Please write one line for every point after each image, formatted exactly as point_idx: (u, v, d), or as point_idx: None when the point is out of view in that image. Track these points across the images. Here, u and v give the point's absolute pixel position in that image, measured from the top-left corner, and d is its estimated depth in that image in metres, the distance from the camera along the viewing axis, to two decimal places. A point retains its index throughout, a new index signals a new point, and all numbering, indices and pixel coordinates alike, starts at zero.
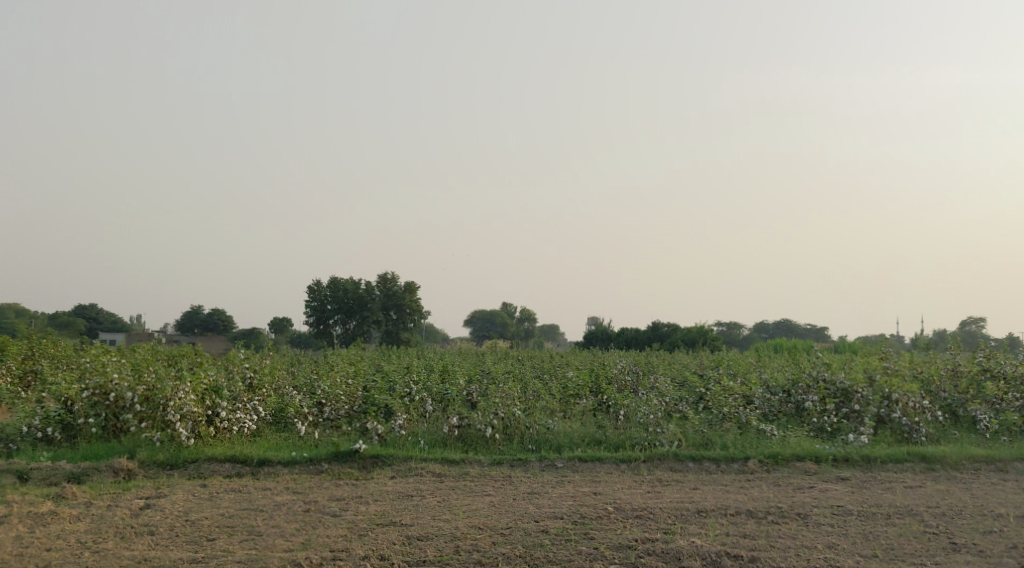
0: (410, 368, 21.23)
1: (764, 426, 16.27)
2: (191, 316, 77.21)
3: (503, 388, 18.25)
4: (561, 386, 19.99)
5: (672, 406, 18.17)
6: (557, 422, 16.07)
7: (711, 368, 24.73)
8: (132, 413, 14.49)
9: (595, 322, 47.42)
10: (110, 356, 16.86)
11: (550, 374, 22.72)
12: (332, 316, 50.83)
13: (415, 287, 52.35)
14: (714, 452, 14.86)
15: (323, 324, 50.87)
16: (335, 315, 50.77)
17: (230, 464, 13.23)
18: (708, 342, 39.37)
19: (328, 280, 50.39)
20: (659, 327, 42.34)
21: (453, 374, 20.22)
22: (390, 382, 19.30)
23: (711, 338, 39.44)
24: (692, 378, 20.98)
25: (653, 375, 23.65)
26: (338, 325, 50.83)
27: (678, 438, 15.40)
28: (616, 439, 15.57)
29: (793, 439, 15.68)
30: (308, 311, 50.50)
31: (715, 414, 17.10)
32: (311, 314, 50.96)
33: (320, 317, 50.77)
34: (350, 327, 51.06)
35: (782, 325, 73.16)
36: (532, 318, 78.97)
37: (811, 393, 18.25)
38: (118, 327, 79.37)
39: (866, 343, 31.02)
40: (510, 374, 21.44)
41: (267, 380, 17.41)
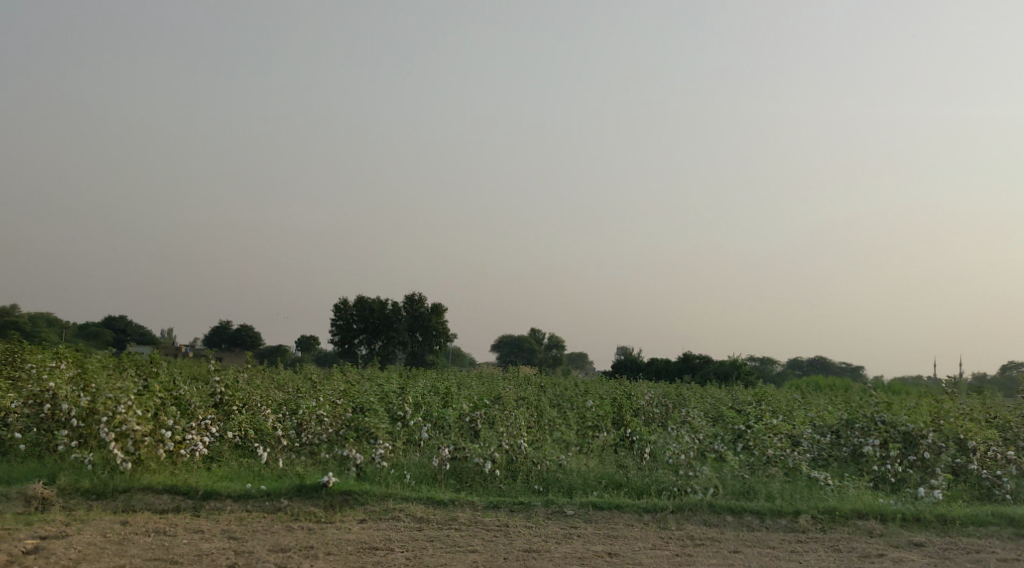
0: (412, 390, 18.91)
1: (816, 473, 13.72)
2: (221, 331, 75.85)
3: (511, 417, 15.85)
4: (578, 418, 17.56)
5: (706, 445, 15.69)
6: (570, 459, 13.65)
7: (751, 404, 22.12)
8: (66, 429, 12.22)
9: (625, 350, 44.81)
10: (62, 363, 14.70)
11: (569, 403, 20.28)
12: (358, 335, 48.95)
13: (443, 309, 50.15)
14: (758, 504, 12.38)
15: (348, 343, 48.95)
16: (359, 334, 48.88)
17: (168, 496, 10.98)
18: (742, 377, 36.62)
19: (355, 299, 48.55)
20: (691, 359, 39.67)
21: (457, 397, 17.85)
22: (386, 406, 17.02)
23: (744, 371, 36.63)
24: (730, 413, 18.46)
25: (684, 408, 21.13)
26: (363, 346, 48.88)
27: (714, 484, 12.88)
28: (641, 483, 13.09)
29: (852, 490, 13.12)
30: (334, 330, 48.65)
31: (758, 457, 14.56)
32: (335, 333, 49.09)
33: (345, 337, 48.93)
34: (375, 347, 49.07)
35: (819, 362, 69.95)
36: (562, 346, 76.38)
37: (870, 437, 15.67)
38: (148, 338, 78.59)
39: (913, 382, 28.29)
40: (523, 401, 19.03)
41: (239, 397, 15.21)
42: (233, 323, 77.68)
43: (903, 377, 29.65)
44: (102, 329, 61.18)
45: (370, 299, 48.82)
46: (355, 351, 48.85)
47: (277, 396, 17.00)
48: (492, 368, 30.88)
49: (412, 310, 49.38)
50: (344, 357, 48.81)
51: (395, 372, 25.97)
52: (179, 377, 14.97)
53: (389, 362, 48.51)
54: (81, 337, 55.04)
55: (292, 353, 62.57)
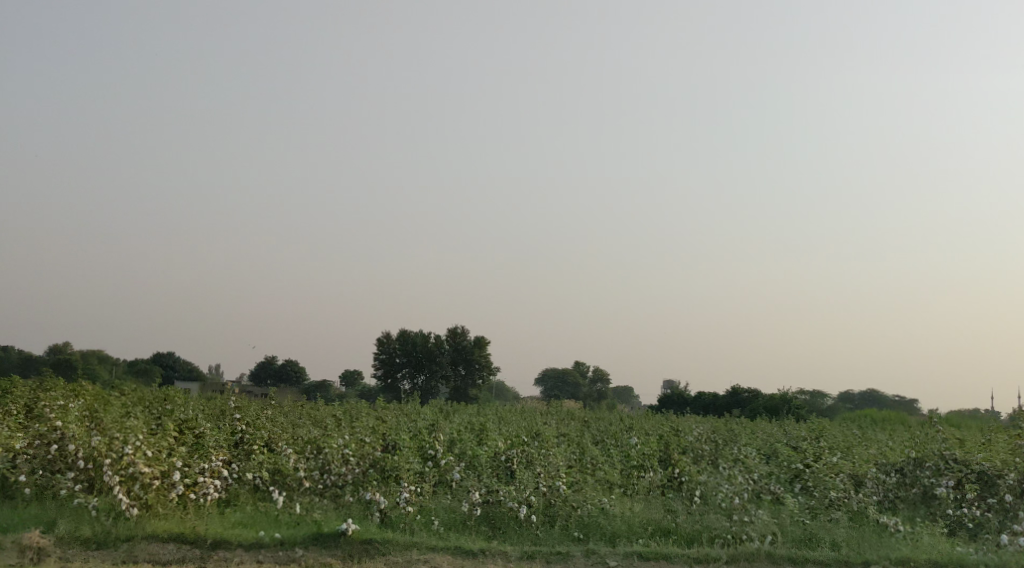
0: (447, 428, 17.98)
1: (885, 518, 12.46)
2: (267, 365, 75.79)
3: (550, 457, 14.81)
4: (622, 457, 16.44)
5: (761, 486, 14.48)
6: (612, 503, 12.56)
7: (806, 440, 20.81)
8: (71, 472, 11.44)
9: (671, 384, 43.44)
10: (77, 401, 14.00)
11: (612, 440, 19.16)
12: (400, 370, 48.15)
13: (486, 342, 49.26)
14: (822, 553, 11.18)
15: (390, 378, 48.21)
16: (402, 369, 48.11)
17: (174, 546, 10.10)
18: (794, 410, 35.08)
19: (397, 333, 47.90)
20: (739, 393, 38.22)
21: (494, 435, 16.86)
22: (417, 444, 16.08)
23: (795, 405, 35.10)
24: (786, 452, 17.21)
25: (736, 445, 19.88)
26: (406, 380, 48.06)
27: (772, 531, 11.69)
28: (691, 530, 11.95)
29: (926, 537, 11.87)
30: (376, 364, 47.98)
31: (819, 500, 13.34)
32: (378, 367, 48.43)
33: (388, 372, 48.22)
34: (419, 382, 48.22)
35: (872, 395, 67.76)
36: (607, 380, 74.95)
37: (943, 478, 14.35)
38: (194, 374, 78.82)
39: (978, 415, 26.67)
40: (564, 439, 17.97)
41: (261, 436, 14.41)
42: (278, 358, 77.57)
43: (965, 412, 28.05)
44: (150, 365, 61.33)
45: (413, 333, 48.09)
46: (398, 385, 48.03)
47: (302, 433, 16.17)
48: (536, 402, 29.85)
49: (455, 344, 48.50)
50: (387, 391, 48.04)
51: (434, 407, 25.08)
52: (198, 416, 14.18)
53: (432, 397, 47.64)
54: (129, 373, 55.09)
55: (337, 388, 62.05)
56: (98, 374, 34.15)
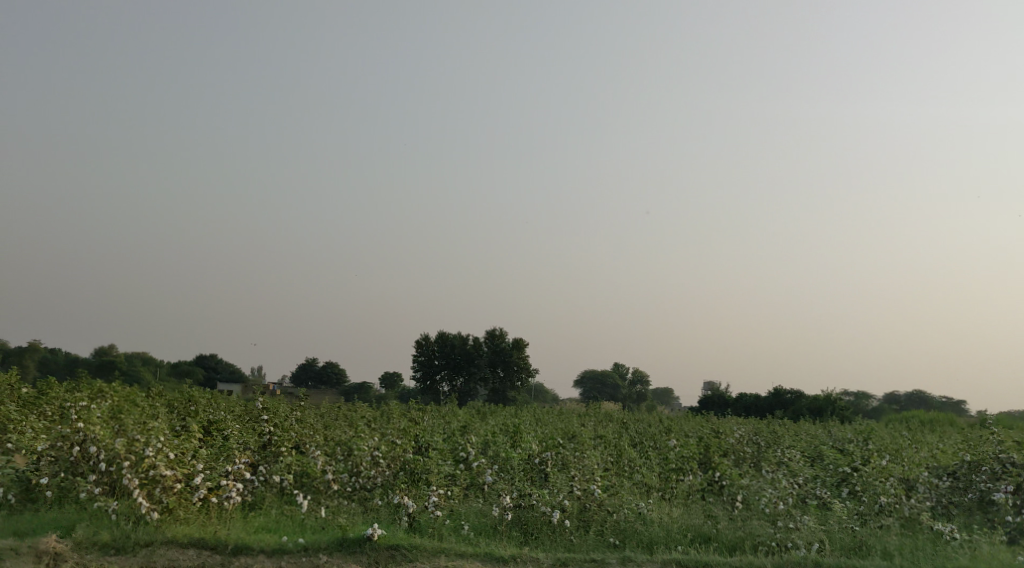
0: (480, 430, 17.55)
1: (940, 524, 11.81)
2: (307, 368, 76.02)
3: (585, 460, 14.32)
4: (661, 460, 15.90)
5: (806, 491, 13.87)
6: (649, 508, 12.05)
7: (853, 443, 20.08)
8: (92, 475, 11.16)
9: (712, 385, 42.65)
10: (103, 402, 13.75)
11: (650, 442, 18.61)
12: (439, 372, 47.85)
13: (524, 344, 48.80)
14: (873, 562, 10.59)
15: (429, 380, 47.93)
16: (441, 371, 47.79)
17: (194, 551, 9.77)
18: (838, 412, 34.21)
19: (436, 335, 47.63)
20: (782, 394, 37.35)
21: (528, 436, 16.40)
22: (449, 446, 15.66)
23: (840, 406, 34.19)
24: (832, 455, 16.54)
25: (779, 448, 19.22)
26: (445, 382, 47.74)
27: (820, 538, 11.08)
28: (733, 538, 11.38)
29: (985, 546, 11.20)
30: (415, 366, 47.74)
31: (869, 505, 12.71)
32: (416, 369, 48.18)
33: (426, 374, 47.96)
34: (457, 383, 47.90)
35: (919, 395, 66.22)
36: (647, 381, 74.11)
37: (1000, 483, 13.63)
38: (236, 376, 79.36)
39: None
40: (600, 441, 17.46)
41: (289, 437, 14.10)
42: (318, 360, 77.78)
43: (1019, 413, 27.03)
44: (193, 367, 61.81)
45: (452, 335, 47.77)
46: (437, 387, 47.72)
47: (332, 435, 15.84)
48: (576, 404, 29.33)
49: (494, 346, 48.07)
50: (426, 394, 47.76)
51: (471, 410, 24.67)
52: (225, 417, 13.88)
53: (471, 400, 47.24)
54: (172, 376, 55.49)
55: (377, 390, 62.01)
56: (143, 378, 34.32)
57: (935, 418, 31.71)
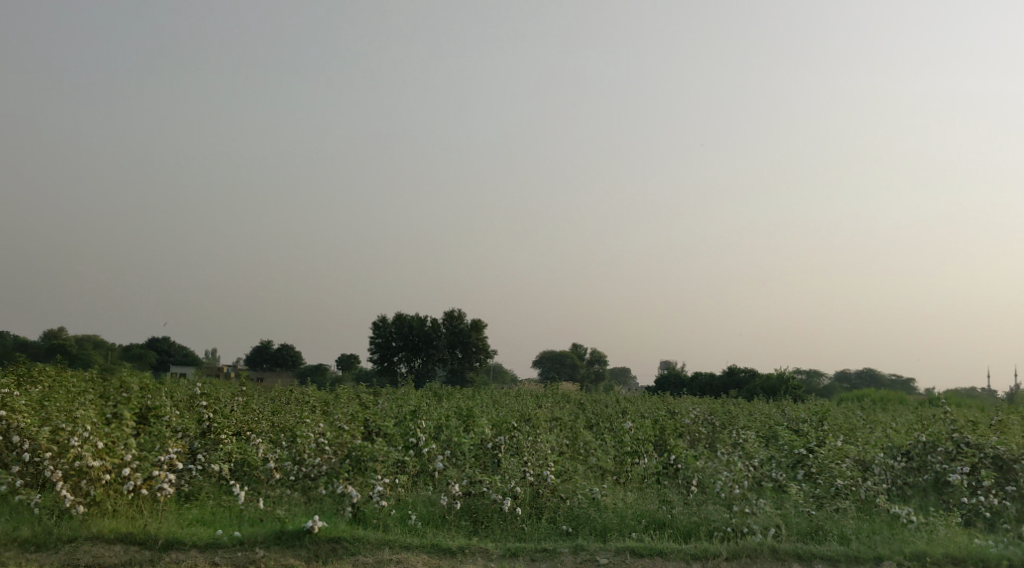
0: (431, 415, 17.08)
1: (897, 508, 11.62)
2: (263, 349, 74.88)
3: (538, 444, 13.94)
4: (616, 442, 15.57)
5: (762, 473, 13.63)
6: (603, 494, 11.70)
7: (809, 422, 19.95)
8: (14, 466, 10.50)
9: (668, 365, 42.63)
10: (30, 388, 13.04)
11: (606, 424, 18.30)
12: (396, 353, 47.26)
13: (482, 325, 48.35)
14: (830, 548, 10.35)
15: (387, 361, 47.34)
16: (399, 353, 47.19)
17: (121, 547, 9.21)
18: (791, 390, 34.31)
19: (393, 316, 47.01)
20: (737, 372, 37.40)
21: (480, 420, 15.97)
22: (398, 431, 15.17)
23: (794, 385, 34.28)
24: (788, 436, 16.35)
25: (735, 428, 19.01)
26: (402, 364, 47.17)
27: (777, 524, 10.83)
28: (688, 523, 11.08)
29: (942, 528, 11.03)
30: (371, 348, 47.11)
31: (825, 488, 12.49)
32: (373, 351, 47.56)
33: (384, 355, 47.35)
34: (415, 364, 47.39)
35: (868, 372, 67.12)
36: (604, 361, 74.18)
37: (956, 464, 13.50)
38: (190, 358, 78.00)
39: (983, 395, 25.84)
40: (554, 423, 17.09)
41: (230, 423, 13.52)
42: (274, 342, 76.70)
43: (968, 391, 27.26)
44: (145, 350, 60.56)
45: (409, 316, 47.15)
46: (395, 369, 47.13)
47: (277, 422, 15.29)
48: (533, 385, 29.00)
49: (451, 326, 47.54)
50: (383, 376, 47.18)
51: (426, 391, 24.19)
52: (161, 403, 13.25)
53: (429, 381, 46.75)
54: (122, 358, 54.24)
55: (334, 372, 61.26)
56: (94, 361, 33.34)
57: (887, 396, 31.94)
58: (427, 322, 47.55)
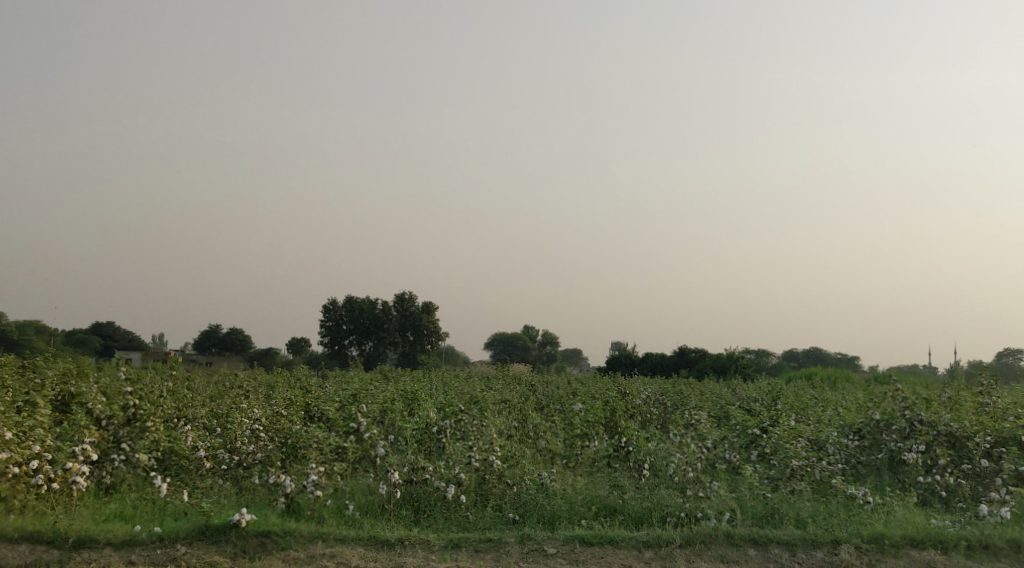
0: (375, 399, 16.45)
1: (854, 488, 11.29)
2: (211, 334, 73.34)
3: (485, 429, 13.39)
4: (566, 425, 15.08)
5: (716, 455, 13.24)
6: (552, 479, 11.19)
7: (762, 402, 19.66)
8: None
9: (619, 345, 42.40)
10: None
11: (557, 406, 17.80)
12: (347, 337, 46.42)
13: (434, 307, 47.60)
14: (786, 532, 9.97)
15: (338, 345, 46.40)
16: (349, 336, 46.34)
17: (26, 547, 8.52)
18: (741, 369, 34.24)
19: (344, 299, 46.12)
20: (687, 353, 37.29)
21: (426, 403, 15.35)
22: (339, 417, 14.52)
23: (743, 363, 34.22)
24: (741, 416, 15.99)
25: (687, 409, 18.65)
26: (354, 347, 46.33)
27: (731, 508, 10.43)
28: (641, 509, 10.62)
29: (898, 509, 10.71)
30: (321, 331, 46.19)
31: (780, 469, 12.12)
32: (323, 335, 46.66)
33: (334, 339, 46.40)
34: (366, 347, 46.38)
35: (814, 351, 67.82)
36: (556, 342, 73.99)
37: (911, 442, 13.23)
38: (136, 344, 76.16)
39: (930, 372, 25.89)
40: (503, 405, 16.54)
41: (159, 409, 12.79)
42: (222, 326, 75.20)
43: (914, 368, 27.35)
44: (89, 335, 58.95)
45: (360, 299, 46.32)
46: (346, 352, 46.28)
47: (211, 408, 14.57)
48: (485, 366, 28.51)
49: (402, 309, 46.79)
50: (334, 359, 46.31)
51: (375, 375, 23.51)
52: (84, 391, 12.47)
53: (380, 364, 46.01)
54: (66, 343, 52.68)
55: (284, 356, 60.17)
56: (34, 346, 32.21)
57: (835, 375, 32.03)
58: (378, 305, 46.67)
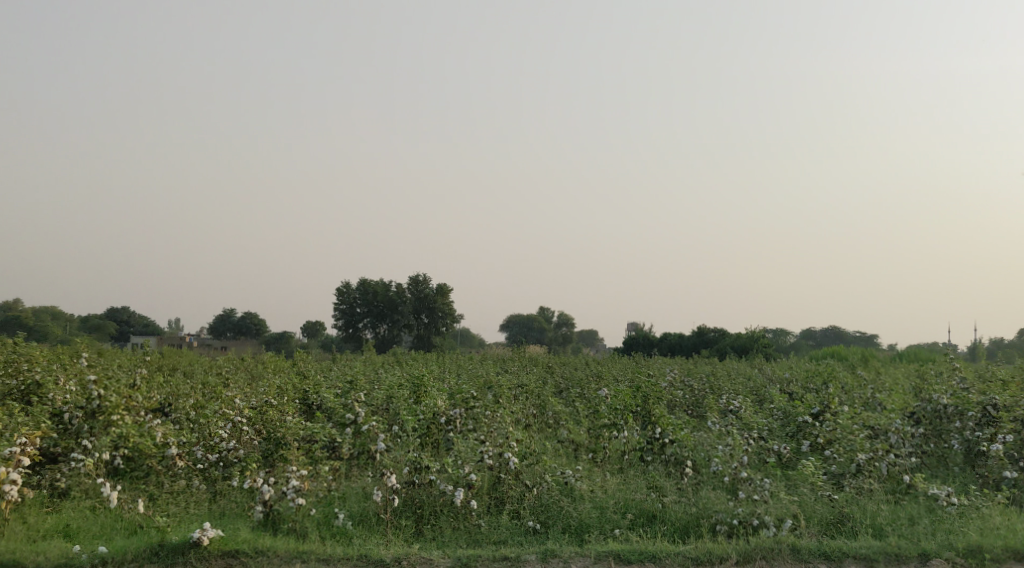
0: (378, 385, 14.84)
1: (933, 487, 9.60)
2: (224, 318, 72.16)
3: (499, 420, 11.75)
4: (591, 414, 13.41)
5: (763, 447, 11.56)
6: (578, 481, 9.55)
7: (804, 385, 17.89)
8: None
9: (636, 326, 40.70)
10: None
11: (579, 390, 16.14)
12: (361, 320, 44.92)
13: (448, 290, 45.96)
14: (862, 543, 8.32)
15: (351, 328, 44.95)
16: (363, 318, 44.89)
17: None
18: (761, 348, 32.52)
19: (357, 281, 44.58)
20: (706, 333, 35.63)
21: (434, 389, 13.72)
22: (335, 407, 12.91)
23: (765, 343, 32.47)
24: (787, 403, 14.27)
25: (723, 393, 16.91)
26: (367, 330, 44.88)
27: (792, 514, 8.79)
28: (684, 516, 8.98)
29: (991, 513, 8.99)
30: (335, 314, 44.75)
31: (843, 465, 10.44)
32: (337, 317, 45.21)
33: (348, 322, 45.00)
34: (382, 330, 45.00)
35: (835, 329, 65.94)
36: (572, 323, 72.35)
37: (990, 433, 11.48)
38: (151, 329, 75.15)
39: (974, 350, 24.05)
40: (519, 390, 14.88)
41: (129, 399, 11.23)
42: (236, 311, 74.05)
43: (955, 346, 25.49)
44: (102, 320, 57.97)
45: (373, 281, 44.78)
46: (360, 335, 44.79)
47: (194, 397, 12.98)
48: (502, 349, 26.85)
49: (416, 291, 45.25)
50: (347, 342, 44.74)
51: (384, 359, 21.92)
52: (42, 381, 10.90)
53: (394, 347, 44.46)
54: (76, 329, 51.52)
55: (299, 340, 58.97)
56: (41, 328, 31.10)
57: (865, 353, 30.25)
58: (391, 287, 45.10)
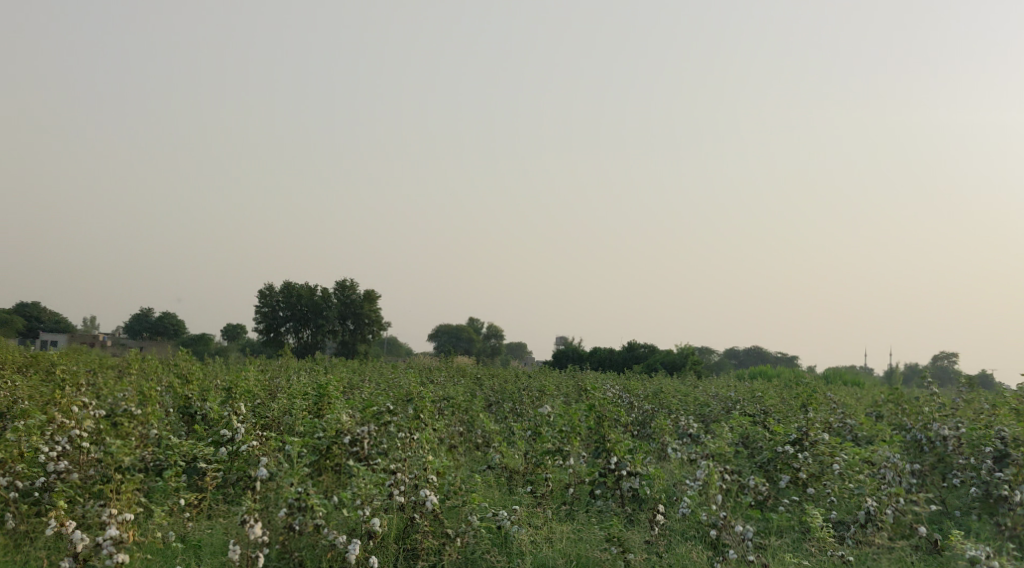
0: (278, 393, 12.27)
1: (964, 545, 7.54)
2: (138, 318, 67.92)
3: (416, 443, 9.33)
4: (529, 434, 11.07)
5: (741, 484, 9.40)
6: (517, 530, 7.22)
7: (766, 403, 15.79)
8: None
9: (566, 339, 38.65)
10: None
11: (515, 407, 13.76)
12: (284, 324, 41.81)
13: (375, 296, 43.32)
14: None
15: (273, 332, 41.83)
16: (285, 323, 41.50)
17: None
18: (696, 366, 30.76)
19: (281, 283, 41.56)
20: (637, 348, 33.74)
21: (342, 399, 11.21)
22: (212, 420, 10.35)
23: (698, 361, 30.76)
24: (758, 427, 12.11)
25: (679, 414, 14.69)
26: (289, 335, 41.52)
27: None
28: None
29: None
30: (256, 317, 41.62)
31: (844, 512, 8.34)
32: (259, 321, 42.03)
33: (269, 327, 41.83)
34: (304, 336, 41.87)
35: (759, 349, 65.39)
36: (501, 335, 70.09)
37: (1011, 473, 9.46)
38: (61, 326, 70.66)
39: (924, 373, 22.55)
40: (445, 405, 12.43)
41: None
42: (154, 311, 69.71)
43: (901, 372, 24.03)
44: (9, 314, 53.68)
45: (299, 284, 41.78)
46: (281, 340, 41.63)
47: (38, 400, 10.27)
48: (430, 359, 24.37)
49: (342, 296, 42.54)
50: (268, 346, 41.29)
51: (299, 367, 19.25)
52: None
53: (318, 354, 41.34)
54: None
55: (218, 342, 55.62)
56: None
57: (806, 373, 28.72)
58: (316, 291, 42.19)
